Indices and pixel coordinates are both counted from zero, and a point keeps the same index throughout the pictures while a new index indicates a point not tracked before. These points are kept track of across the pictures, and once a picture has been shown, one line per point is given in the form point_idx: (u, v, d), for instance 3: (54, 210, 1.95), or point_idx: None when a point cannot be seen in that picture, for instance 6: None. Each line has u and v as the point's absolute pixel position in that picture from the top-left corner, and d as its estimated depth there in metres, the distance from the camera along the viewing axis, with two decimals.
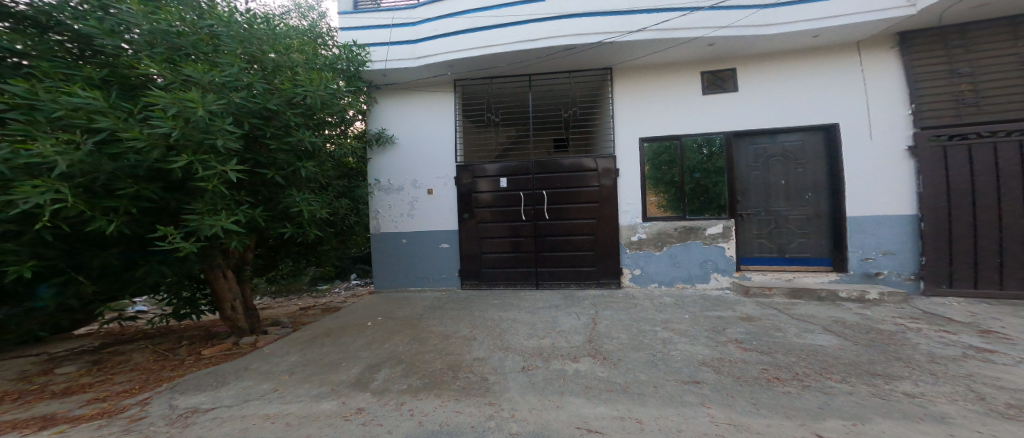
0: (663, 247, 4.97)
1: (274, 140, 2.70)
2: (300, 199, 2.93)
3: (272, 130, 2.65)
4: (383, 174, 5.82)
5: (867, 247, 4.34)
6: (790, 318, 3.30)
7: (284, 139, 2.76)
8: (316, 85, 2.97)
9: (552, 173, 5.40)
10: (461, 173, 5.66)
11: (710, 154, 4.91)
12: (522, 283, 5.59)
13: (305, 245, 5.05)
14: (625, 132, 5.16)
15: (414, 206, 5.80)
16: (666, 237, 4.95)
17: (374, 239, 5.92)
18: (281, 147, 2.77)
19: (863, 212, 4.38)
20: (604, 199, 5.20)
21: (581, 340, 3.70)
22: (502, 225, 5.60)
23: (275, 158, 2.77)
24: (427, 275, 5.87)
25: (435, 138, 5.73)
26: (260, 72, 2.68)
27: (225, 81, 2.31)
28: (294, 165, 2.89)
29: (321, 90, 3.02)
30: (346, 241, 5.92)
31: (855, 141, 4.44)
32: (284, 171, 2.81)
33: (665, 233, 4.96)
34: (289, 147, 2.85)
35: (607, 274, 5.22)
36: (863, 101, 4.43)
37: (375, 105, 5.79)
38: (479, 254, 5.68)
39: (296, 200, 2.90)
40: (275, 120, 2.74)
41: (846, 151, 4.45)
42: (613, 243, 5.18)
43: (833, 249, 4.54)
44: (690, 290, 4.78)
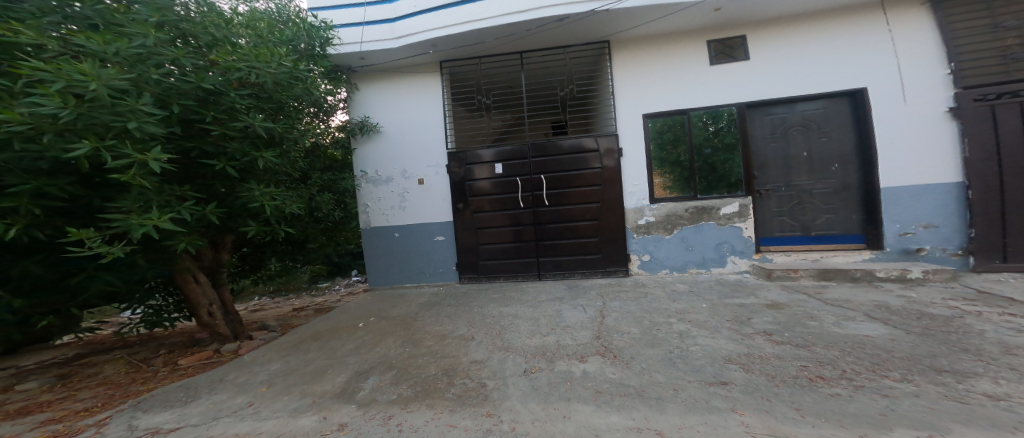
0: (673, 230, 4.58)
1: (216, 125, 2.35)
2: (261, 192, 2.62)
3: (213, 113, 2.30)
4: (370, 165, 5.44)
5: (905, 221, 3.94)
6: (825, 304, 2.94)
7: (229, 124, 2.41)
8: (265, 61, 2.58)
9: (550, 156, 5.02)
10: (452, 161, 5.28)
11: (717, 131, 4.48)
12: (523, 275, 5.27)
13: (286, 243, 4.73)
14: (626, 109, 4.71)
15: (405, 197, 5.44)
16: (676, 219, 4.56)
17: (365, 235, 5.60)
18: (226, 133, 2.43)
19: (898, 182, 3.96)
20: (607, 181, 4.81)
21: (588, 337, 3.37)
22: (500, 214, 5.25)
23: (226, 146, 2.46)
24: (422, 270, 5.56)
25: (422, 124, 5.34)
26: (189, 50, 2.28)
27: (137, 55, 1.91)
28: (249, 155, 2.54)
29: (274, 68, 2.62)
30: (334, 238, 5.60)
31: (886, 105, 3.99)
32: (238, 162, 2.48)
33: (676, 215, 4.57)
34: (239, 132, 2.51)
35: (613, 261, 4.87)
36: (891, 62, 3.97)
37: (356, 92, 5.37)
38: (476, 246, 5.36)
39: (256, 193, 2.59)
40: (216, 102, 2.38)
41: (875, 117, 4.00)
42: (618, 228, 4.81)
43: (865, 223, 4.14)
44: (705, 275, 4.42)
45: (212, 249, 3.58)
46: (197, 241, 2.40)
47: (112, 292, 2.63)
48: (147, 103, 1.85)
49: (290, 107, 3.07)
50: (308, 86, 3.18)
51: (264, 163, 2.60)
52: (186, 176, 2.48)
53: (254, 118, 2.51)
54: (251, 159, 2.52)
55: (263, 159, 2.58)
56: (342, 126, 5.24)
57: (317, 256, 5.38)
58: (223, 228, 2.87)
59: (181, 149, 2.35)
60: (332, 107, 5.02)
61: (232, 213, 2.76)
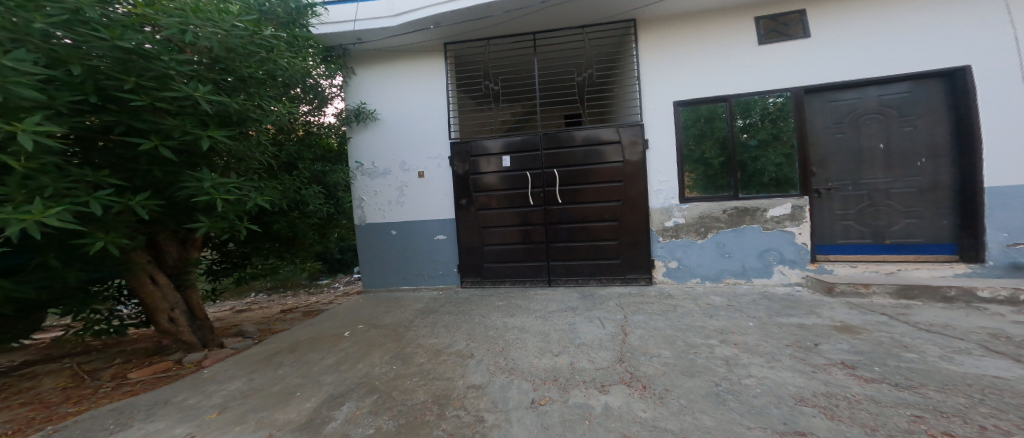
0: (707, 234, 3.98)
1: (141, 95, 1.91)
2: (212, 183, 2.10)
3: (136, 80, 1.85)
4: (365, 157, 4.97)
5: (1015, 229, 3.21)
6: (919, 330, 2.37)
7: (158, 93, 1.95)
8: (208, 17, 2.12)
9: (564, 148, 4.48)
10: (456, 152, 4.80)
11: (749, 127, 3.87)
12: (532, 280, 4.74)
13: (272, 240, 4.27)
14: (654, 97, 4.12)
15: (403, 192, 4.95)
16: (711, 222, 3.95)
17: (359, 232, 5.12)
18: (156, 105, 1.98)
19: (1009, 180, 3.22)
20: (630, 177, 4.23)
21: (610, 359, 2.80)
22: (507, 212, 4.73)
23: (162, 123, 1.99)
24: (421, 272, 5.08)
25: (425, 111, 4.83)
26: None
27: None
28: (192, 133, 2.06)
29: (223, 29, 2.19)
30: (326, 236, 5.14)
31: (996, 86, 3.25)
32: (176, 142, 2.00)
33: (710, 216, 3.96)
34: (174, 105, 2.06)
35: (634, 268, 4.29)
36: (998, 36, 3.25)
37: (351, 77, 4.92)
38: (481, 246, 4.85)
39: (204, 182, 2.10)
40: (142, 67, 1.94)
41: (974, 102, 3.27)
42: (642, 231, 4.21)
43: (959, 230, 3.41)
44: (743, 287, 3.80)
45: (178, 246, 3.00)
46: (123, 241, 1.91)
47: (31, 300, 2.14)
48: (16, 54, 1.41)
49: (259, 78, 2.58)
50: (276, 57, 2.69)
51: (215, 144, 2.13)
52: (112, 163, 2.04)
53: (192, 87, 2.06)
54: (192, 138, 2.03)
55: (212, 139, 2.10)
56: (338, 114, 4.77)
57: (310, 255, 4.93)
58: (173, 217, 2.42)
59: (102, 124, 1.93)
60: (326, 90, 4.56)
61: (179, 203, 2.30)
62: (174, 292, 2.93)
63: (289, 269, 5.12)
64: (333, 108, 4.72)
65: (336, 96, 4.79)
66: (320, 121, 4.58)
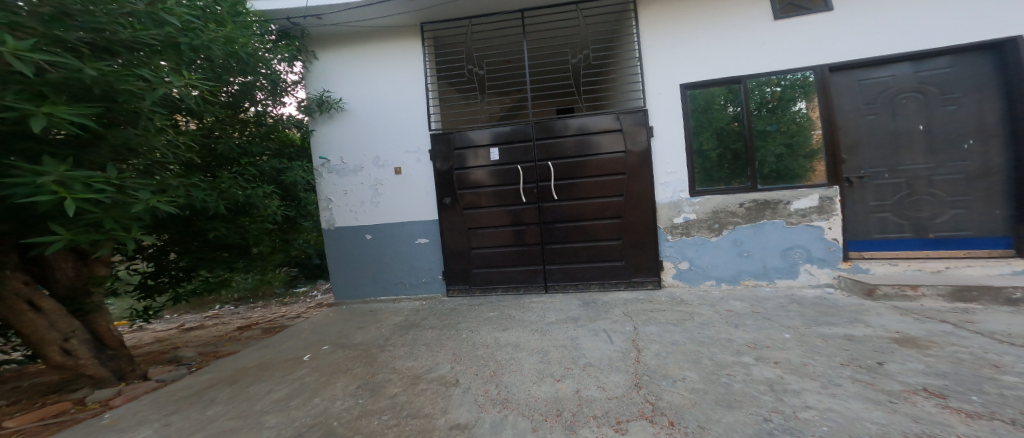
0: (722, 231, 3.54)
1: None
2: (58, 177, 1.43)
3: None
4: (332, 152, 4.37)
5: None
6: (1001, 342, 1.96)
7: None
8: None
9: (558, 138, 4.01)
10: (437, 144, 4.26)
11: (762, 116, 3.50)
12: (527, 286, 4.26)
13: (221, 248, 3.66)
14: (658, 80, 3.67)
15: (378, 190, 4.37)
16: (726, 217, 3.52)
17: (328, 237, 4.52)
18: None
19: None
20: (633, 169, 3.77)
21: (625, 385, 2.30)
22: (496, 211, 4.24)
23: None
24: (401, 280, 4.52)
25: (402, 99, 4.28)
26: None
27: None
28: (18, 107, 1.39)
29: None
30: (289, 242, 4.53)
31: None
32: None
33: (725, 211, 3.53)
34: None
35: (640, 271, 3.85)
36: None
37: (314, 62, 4.33)
38: (468, 250, 4.35)
39: (42, 176, 1.40)
40: None
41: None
42: (649, 230, 3.76)
43: (1010, 222, 3.07)
44: (765, 289, 3.39)
45: (75, 261, 2.48)
46: None
47: None
48: None
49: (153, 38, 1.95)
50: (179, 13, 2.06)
51: (61, 128, 1.46)
52: None
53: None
54: (11, 116, 1.37)
55: (50, 120, 1.44)
56: (300, 104, 4.18)
57: (273, 264, 4.33)
58: (31, 228, 1.82)
59: None
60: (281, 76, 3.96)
61: (30, 206, 1.64)
62: (67, 319, 2.39)
63: (248, 280, 4.48)
64: (293, 97, 4.14)
65: (298, 84, 4.20)
66: (277, 112, 4.00)
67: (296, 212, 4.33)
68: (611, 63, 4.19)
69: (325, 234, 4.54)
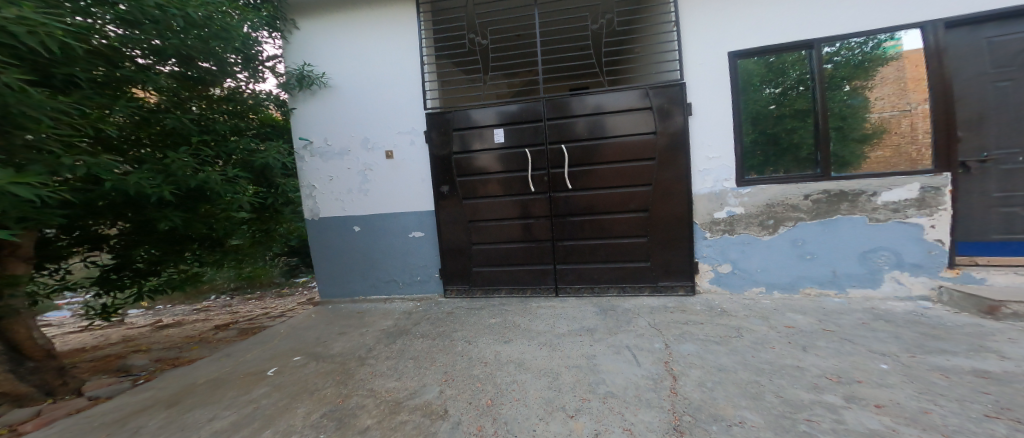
0: (778, 228, 2.89)
1: None
2: None
3: None
4: (315, 133, 3.87)
5: None
6: None
7: None
8: None
9: (573, 117, 3.40)
10: (434, 124, 3.72)
11: (801, 96, 2.92)
12: (534, 288, 3.76)
13: (197, 238, 3.15)
14: (702, 45, 2.98)
15: (367, 177, 3.87)
16: (785, 211, 2.87)
17: (312, 228, 4.04)
18: None
19: None
20: (664, 153, 3.14)
21: (661, 428, 1.72)
22: (501, 202, 3.70)
23: None
24: (393, 278, 4.11)
25: (395, 73, 3.73)
26: None
27: None
28: None
29: None
30: (268, 231, 4.08)
31: None
32: None
33: (784, 203, 2.87)
34: None
35: (669, 274, 3.24)
36: None
37: (297, 32, 3.82)
38: (468, 247, 3.87)
39: None
40: None
41: None
42: (684, 225, 3.13)
43: None
44: (832, 300, 2.75)
45: None
46: None
47: None
48: None
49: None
50: None
51: None
52: None
53: None
54: None
55: None
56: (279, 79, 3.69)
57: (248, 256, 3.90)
58: None
59: None
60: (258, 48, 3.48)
61: None
62: None
63: (223, 273, 4.04)
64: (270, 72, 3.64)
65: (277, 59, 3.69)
66: (255, 88, 3.50)
67: (275, 199, 3.85)
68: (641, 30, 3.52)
69: (309, 226, 4.07)
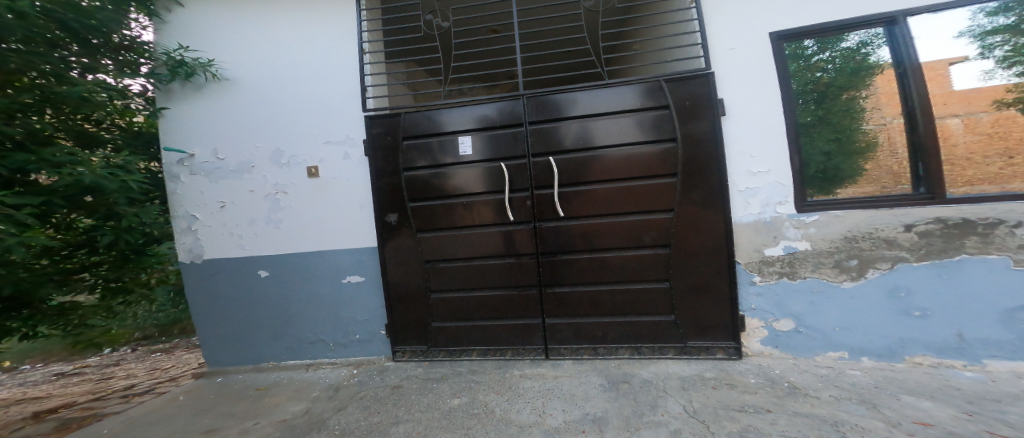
0: (869, 273, 2.13)
1: None
2: None
3: None
4: (201, 144, 2.83)
5: None
6: None
7: None
8: None
9: (563, 121, 2.56)
10: (375, 132, 2.81)
11: (826, 104, 2.29)
12: (518, 349, 2.87)
13: None
14: (737, 29, 2.28)
15: (281, 201, 2.86)
16: (875, 249, 2.11)
17: (189, 272, 3.00)
18: None
19: None
20: (687, 167, 2.34)
21: None
22: (469, 235, 2.78)
23: None
24: (320, 338, 3.10)
25: (323, 64, 2.82)
26: None
27: None
28: None
29: None
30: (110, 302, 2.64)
31: None
32: None
33: (878, 238, 2.11)
34: None
35: (700, 332, 2.44)
36: None
37: (179, 10, 2.84)
38: (427, 294, 2.93)
39: None
40: None
41: None
42: (716, 266, 2.35)
43: None
44: (963, 375, 1.95)
45: None
46: None
47: None
48: None
49: None
50: None
51: None
52: None
53: None
54: None
55: None
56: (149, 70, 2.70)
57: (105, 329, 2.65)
58: None
59: None
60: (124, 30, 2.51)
61: None
62: None
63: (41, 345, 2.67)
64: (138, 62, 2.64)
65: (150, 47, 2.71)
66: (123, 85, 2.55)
67: (124, 241, 2.57)
68: (655, 29, 2.93)
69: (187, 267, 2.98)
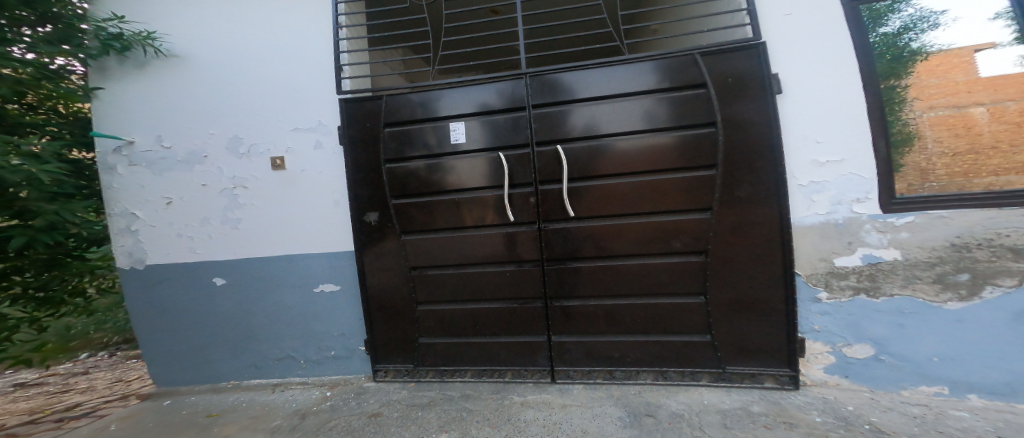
0: (985, 291, 1.68)
1: None
2: None
3: None
4: (143, 129, 2.40)
5: None
6: None
7: None
8: None
9: (577, 103, 2.12)
10: (351, 116, 2.36)
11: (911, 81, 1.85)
12: (520, 370, 2.45)
13: None
14: None
15: (239, 197, 2.44)
16: (995, 261, 1.66)
17: (128, 280, 2.57)
18: None
19: None
20: (732, 157, 1.90)
21: None
22: (462, 239, 2.34)
23: None
24: (289, 355, 2.67)
25: (290, 38, 2.38)
26: None
27: None
28: None
29: None
30: (46, 322, 2.24)
31: None
32: None
33: (1001, 246, 1.65)
34: None
35: (742, 355, 2.02)
36: None
37: None
38: (416, 307, 2.50)
39: None
40: None
41: None
42: (766, 278, 1.93)
43: None
44: None
45: None
46: None
47: None
48: None
49: None
50: None
51: None
52: None
53: None
54: None
55: None
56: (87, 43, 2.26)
57: (49, 352, 2.24)
58: None
59: None
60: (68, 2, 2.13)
61: None
62: None
63: None
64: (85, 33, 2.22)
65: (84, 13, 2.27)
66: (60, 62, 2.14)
67: (43, 247, 2.04)
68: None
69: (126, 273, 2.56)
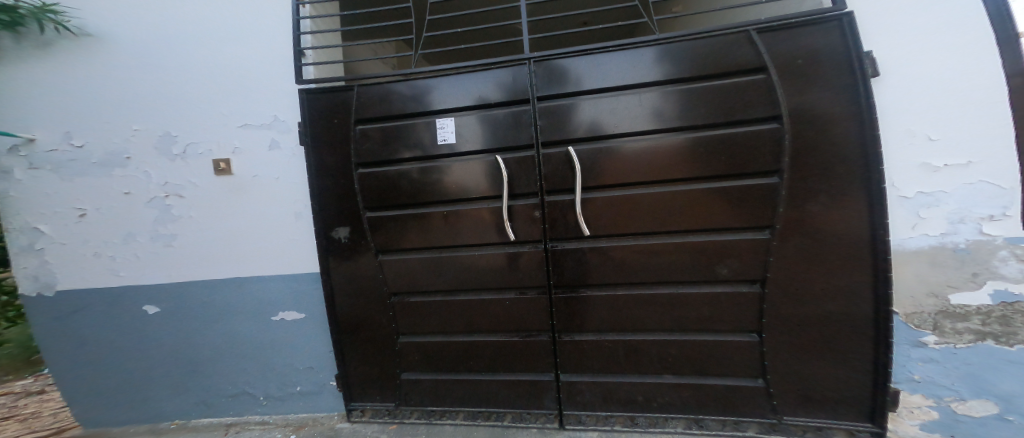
0: None
1: None
2: None
3: None
4: (49, 124, 1.93)
5: None
6: None
7: None
8: None
9: (598, 92, 1.67)
10: (313, 109, 1.89)
11: None
12: (520, 414, 2.00)
13: None
14: None
15: (173, 208, 1.97)
16: None
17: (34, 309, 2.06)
18: None
19: None
20: (801, 160, 1.48)
21: None
22: (451, 260, 1.90)
23: None
24: (240, 395, 2.20)
25: (236, 13, 1.92)
26: None
27: None
28: None
29: None
30: None
31: None
32: None
33: None
34: None
35: (804, 402, 1.61)
36: None
37: None
38: (399, 339, 2.03)
39: None
40: None
41: None
42: (842, 311, 1.52)
43: None
44: None
45: None
46: None
47: None
48: None
49: None
50: None
51: None
52: None
53: None
54: None
55: None
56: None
57: None
58: None
59: None
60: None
61: None
62: None
63: None
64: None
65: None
66: None
67: None
68: None
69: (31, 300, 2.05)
